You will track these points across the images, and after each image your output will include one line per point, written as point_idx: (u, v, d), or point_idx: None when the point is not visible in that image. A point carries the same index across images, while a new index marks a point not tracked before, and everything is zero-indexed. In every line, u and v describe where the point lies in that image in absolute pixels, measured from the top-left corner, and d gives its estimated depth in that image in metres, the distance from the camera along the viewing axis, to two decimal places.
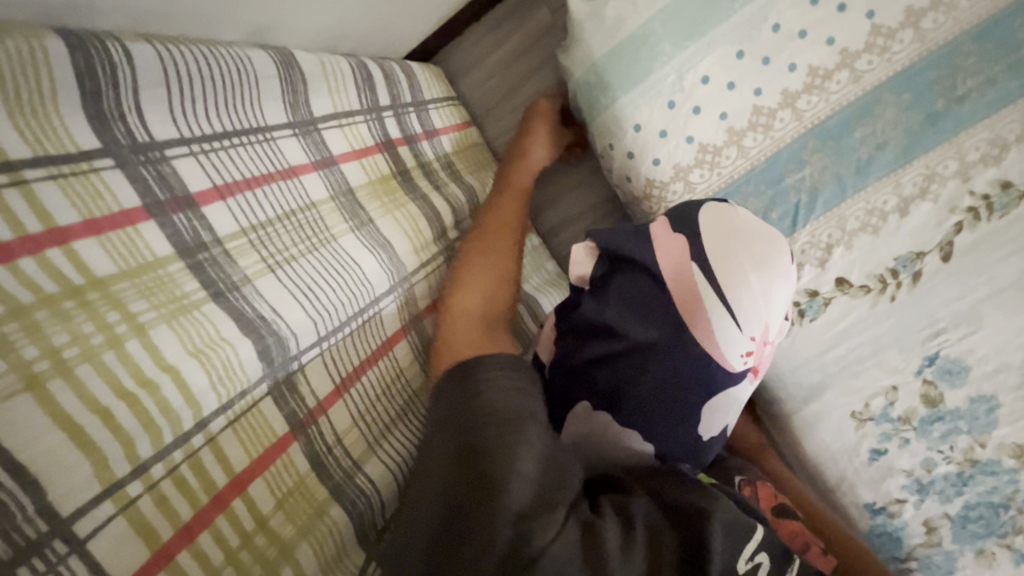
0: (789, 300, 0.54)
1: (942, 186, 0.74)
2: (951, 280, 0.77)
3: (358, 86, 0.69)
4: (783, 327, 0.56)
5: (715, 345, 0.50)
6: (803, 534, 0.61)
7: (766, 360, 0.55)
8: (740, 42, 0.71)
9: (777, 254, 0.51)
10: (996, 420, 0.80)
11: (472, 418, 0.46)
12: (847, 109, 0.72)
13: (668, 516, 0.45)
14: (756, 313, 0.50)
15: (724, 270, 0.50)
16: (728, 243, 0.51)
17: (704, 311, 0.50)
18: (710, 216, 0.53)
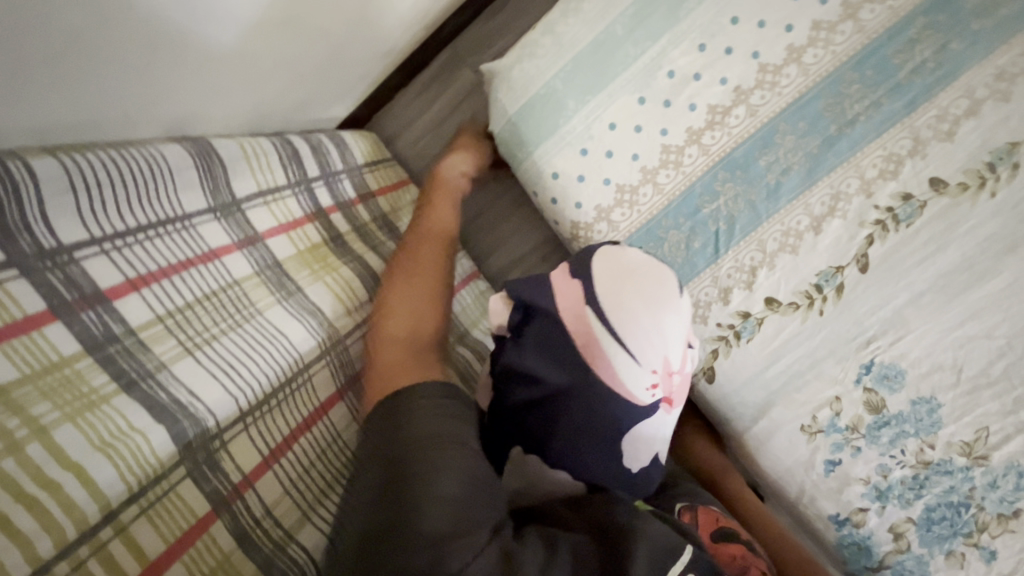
0: (687, 330, 0.57)
1: (848, 204, 0.78)
2: (872, 290, 0.80)
3: (284, 162, 0.73)
4: (692, 357, 0.58)
5: (620, 383, 0.52)
6: (743, 558, 0.59)
7: (679, 391, 0.56)
8: (640, 89, 0.75)
9: (665, 289, 0.54)
10: (940, 420, 0.82)
11: (398, 444, 0.45)
12: (749, 140, 0.77)
13: (596, 539, 0.46)
14: (653, 349, 0.53)
15: (616, 310, 0.52)
16: (618, 284, 0.54)
17: (603, 350, 0.52)
18: (602, 259, 0.56)
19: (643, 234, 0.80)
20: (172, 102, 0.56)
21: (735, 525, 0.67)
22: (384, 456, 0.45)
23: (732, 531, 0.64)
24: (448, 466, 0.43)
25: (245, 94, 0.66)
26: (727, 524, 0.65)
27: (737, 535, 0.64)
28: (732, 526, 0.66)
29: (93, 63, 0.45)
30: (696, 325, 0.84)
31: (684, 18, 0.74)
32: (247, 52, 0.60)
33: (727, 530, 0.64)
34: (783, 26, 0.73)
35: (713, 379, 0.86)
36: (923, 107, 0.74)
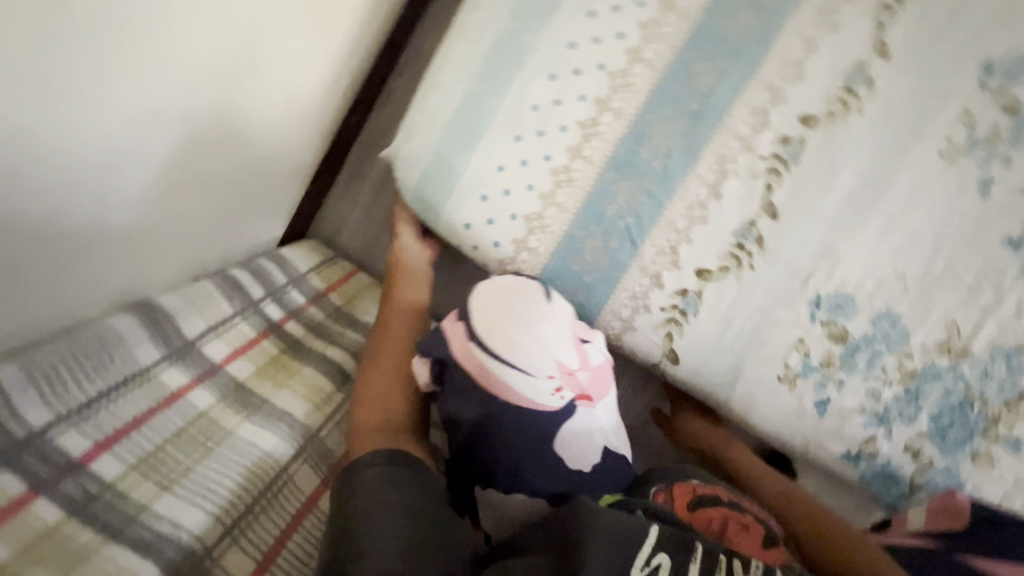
0: (571, 331, 0.67)
1: (736, 162, 0.82)
2: (790, 232, 0.84)
3: (228, 294, 0.81)
4: (591, 350, 0.68)
5: (526, 398, 0.62)
6: (723, 517, 0.65)
7: (588, 384, 0.66)
8: (513, 129, 0.82)
9: (531, 305, 0.65)
10: (906, 329, 0.86)
11: (343, 522, 0.53)
12: (625, 140, 0.82)
13: (552, 554, 0.52)
14: (540, 359, 0.63)
15: (497, 339, 0.63)
16: (492, 317, 0.64)
17: (499, 376, 0.62)
18: (477, 298, 0.66)
19: (563, 251, 0.85)
20: (107, 278, 0.66)
21: (715, 489, 0.72)
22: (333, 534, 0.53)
23: (709, 496, 0.69)
24: (387, 528, 0.51)
25: (172, 246, 0.74)
26: (703, 492, 0.70)
27: (714, 500, 0.69)
28: (708, 491, 0.71)
29: (22, 278, 0.55)
30: (641, 314, 0.87)
31: (530, 55, 0.81)
32: (156, 215, 0.69)
33: (704, 495, 0.69)
34: (615, 34, 0.80)
35: (677, 361, 0.89)
36: (766, 60, 0.80)
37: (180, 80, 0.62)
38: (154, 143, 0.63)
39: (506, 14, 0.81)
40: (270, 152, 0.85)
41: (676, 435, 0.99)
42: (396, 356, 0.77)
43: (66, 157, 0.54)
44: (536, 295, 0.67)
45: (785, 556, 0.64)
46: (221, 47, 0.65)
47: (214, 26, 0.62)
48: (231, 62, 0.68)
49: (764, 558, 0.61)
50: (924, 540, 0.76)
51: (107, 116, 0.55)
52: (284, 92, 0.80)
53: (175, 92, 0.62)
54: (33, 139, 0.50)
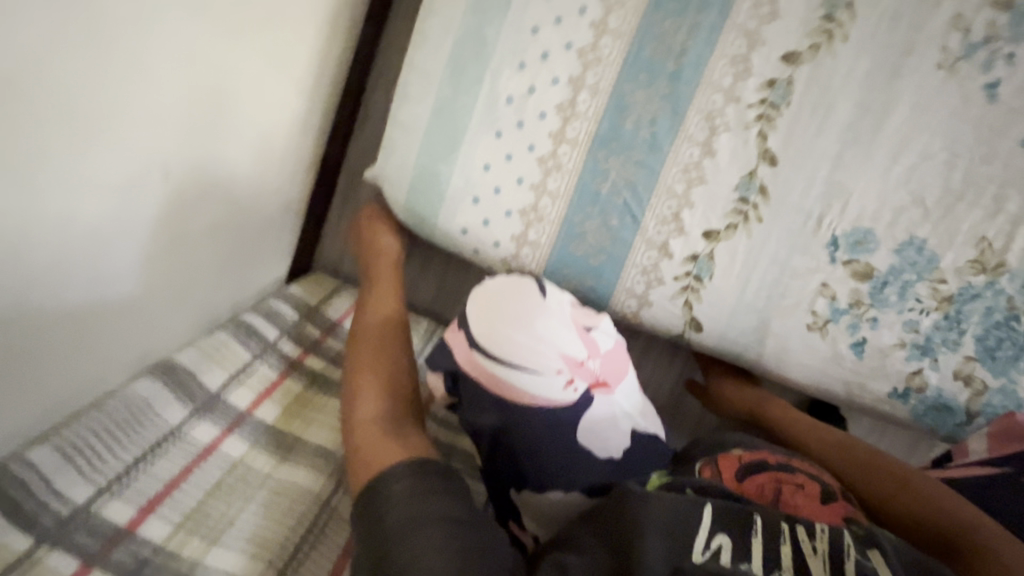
0: (570, 323, 0.68)
1: (724, 116, 0.80)
2: (794, 176, 0.81)
3: (242, 341, 0.81)
4: (598, 337, 0.69)
5: (540, 396, 0.62)
6: (773, 482, 0.64)
7: (600, 371, 0.67)
8: (492, 126, 0.81)
9: (528, 304, 0.66)
10: (934, 254, 0.82)
11: (380, 541, 0.52)
12: (606, 115, 0.80)
13: (608, 544, 0.51)
14: (546, 355, 0.63)
15: (498, 342, 0.63)
16: (492, 322, 0.65)
17: (508, 379, 0.62)
18: (474, 307, 0.67)
19: (564, 239, 0.84)
20: (121, 347, 0.68)
21: (761, 455, 0.70)
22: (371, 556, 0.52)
23: (756, 463, 0.67)
24: (426, 542, 0.50)
25: (179, 304, 0.76)
26: (750, 459, 0.69)
27: (763, 465, 0.67)
28: (754, 458, 0.69)
29: (36, 370, 0.57)
30: (656, 287, 0.85)
31: (495, 49, 0.79)
32: (154, 279, 0.70)
33: (750, 464, 0.67)
34: (576, 10, 0.78)
35: (700, 328, 0.86)
36: (735, 6, 0.77)
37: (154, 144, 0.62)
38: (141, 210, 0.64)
39: (463, 13, 0.79)
40: (257, 193, 0.85)
41: (713, 404, 0.97)
42: (382, 360, 0.76)
43: (48, 246, 0.54)
44: (533, 293, 0.68)
45: (846, 510, 0.62)
46: (187, 104, 0.65)
47: (176, 85, 0.62)
48: (200, 116, 0.68)
49: (824, 517, 0.60)
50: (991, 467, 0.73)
51: (79, 197, 0.56)
52: (258, 132, 0.81)
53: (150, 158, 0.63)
54: (13, 240, 0.50)
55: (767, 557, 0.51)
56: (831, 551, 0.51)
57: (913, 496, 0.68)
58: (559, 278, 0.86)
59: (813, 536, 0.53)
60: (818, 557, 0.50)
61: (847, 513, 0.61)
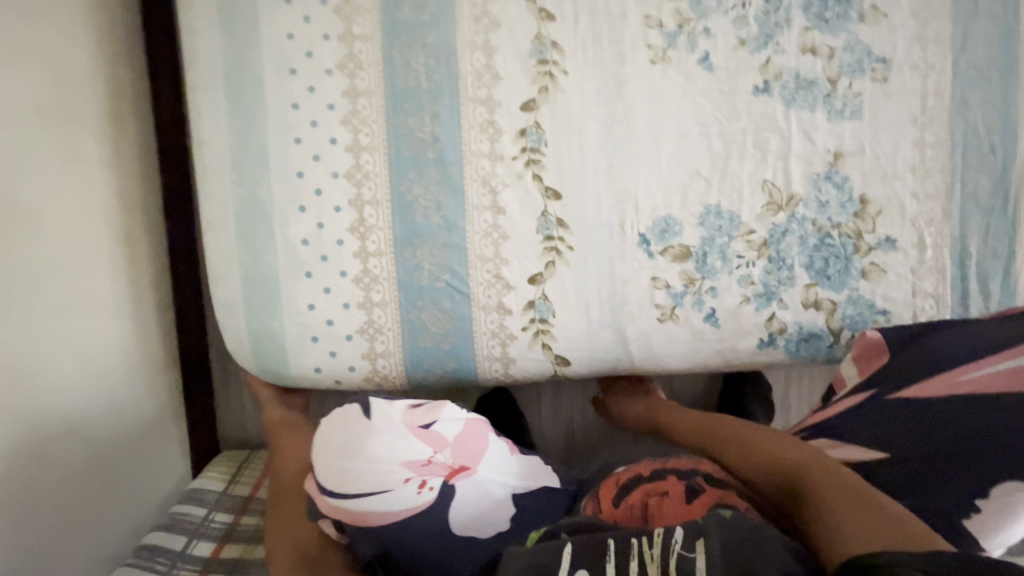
0: (410, 425, 0.67)
1: (498, 175, 0.86)
2: (581, 200, 0.86)
3: (146, 565, 0.81)
4: (442, 427, 0.69)
5: (398, 511, 0.65)
6: (642, 497, 0.69)
7: (453, 459, 0.68)
8: (300, 269, 0.85)
9: (358, 428, 0.65)
10: (733, 212, 0.88)
11: None
12: (396, 217, 0.85)
13: None
14: (389, 473, 0.64)
15: (342, 480, 0.64)
16: (332, 460, 0.65)
17: (362, 507, 0.64)
18: (315, 449, 0.67)
19: (409, 339, 0.87)
20: None
21: (635, 469, 0.76)
22: None
23: (626, 481, 0.73)
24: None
25: (59, 567, 0.75)
26: (626, 477, 0.75)
27: (634, 481, 0.73)
28: (626, 475, 0.75)
29: None
30: (511, 344, 0.88)
31: (272, 203, 0.84)
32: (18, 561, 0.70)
33: (623, 483, 0.73)
34: (327, 142, 0.83)
35: (568, 361, 0.90)
36: (461, 82, 0.83)
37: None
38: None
39: (231, 184, 0.84)
40: (110, 428, 0.85)
41: (616, 419, 1.00)
42: (293, 525, 0.80)
43: None
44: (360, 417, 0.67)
45: (712, 497, 0.66)
46: None
47: None
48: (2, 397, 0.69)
49: (688, 513, 0.64)
50: (860, 393, 0.74)
51: None
52: (85, 370, 0.81)
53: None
54: None
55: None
56: (662, 552, 0.52)
57: (765, 444, 0.71)
58: (424, 372, 0.89)
59: (652, 543, 0.53)
60: (656, 563, 0.52)
61: (712, 499, 0.65)
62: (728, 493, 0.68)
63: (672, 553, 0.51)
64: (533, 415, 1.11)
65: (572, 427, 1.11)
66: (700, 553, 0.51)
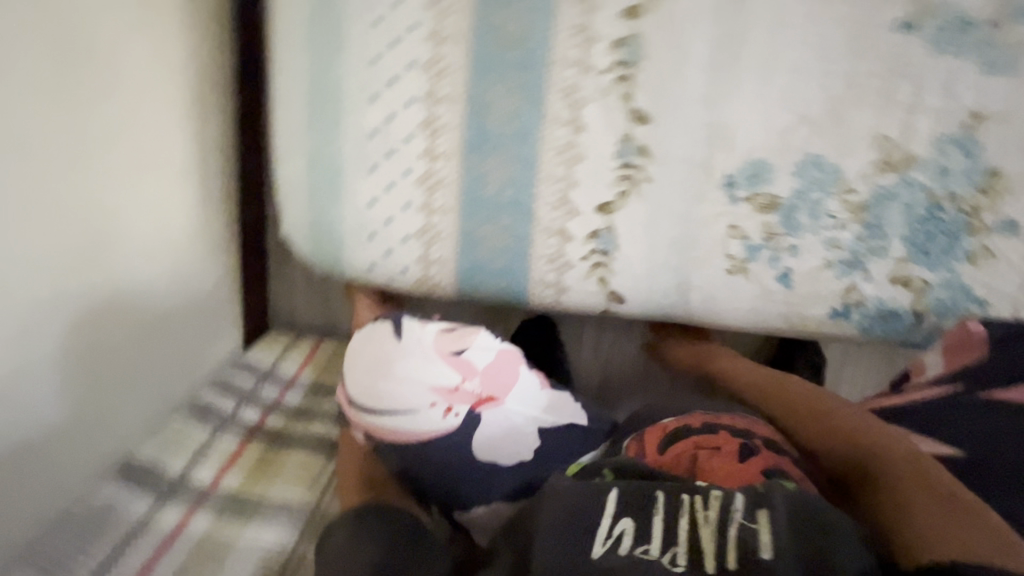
0: (440, 353, 0.71)
1: (584, 89, 0.79)
2: (670, 129, 0.79)
3: (199, 421, 0.88)
4: (473, 356, 0.73)
5: (423, 432, 0.71)
6: (692, 448, 0.68)
7: (481, 388, 0.73)
8: (365, 162, 0.83)
9: (390, 350, 0.71)
10: (836, 165, 0.79)
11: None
12: (469, 121, 0.81)
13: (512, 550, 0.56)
14: (418, 396, 0.70)
15: (373, 395, 0.71)
16: (368, 376, 0.71)
17: (392, 424, 0.71)
18: (351, 364, 0.74)
19: (465, 250, 0.85)
20: (74, 457, 0.76)
21: (684, 418, 0.75)
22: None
23: (676, 430, 0.72)
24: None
25: (122, 412, 0.82)
26: (676, 426, 0.73)
27: (686, 432, 0.72)
28: (676, 424, 0.74)
29: None
30: (566, 272, 0.85)
31: (344, 87, 0.80)
32: (88, 400, 0.76)
33: (672, 431, 0.73)
34: (408, 27, 0.78)
35: (622, 298, 0.87)
36: None
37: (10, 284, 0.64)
38: (46, 356, 0.70)
39: (305, 60, 0.80)
40: (164, 304, 0.88)
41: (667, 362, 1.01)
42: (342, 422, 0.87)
43: None
44: (395, 339, 0.71)
45: (765, 463, 0.65)
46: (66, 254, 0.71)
47: (52, 241, 0.68)
48: (69, 255, 0.71)
49: (739, 475, 0.63)
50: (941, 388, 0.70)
51: None
52: (139, 242, 0.82)
53: (17, 297, 0.65)
54: None
55: (665, 537, 0.52)
56: (720, 518, 0.52)
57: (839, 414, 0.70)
58: (475, 287, 0.88)
59: (707, 505, 0.54)
60: (709, 524, 0.52)
61: (765, 465, 0.64)
62: (783, 459, 0.66)
63: (734, 523, 0.51)
64: (572, 346, 1.10)
65: (609, 366, 1.10)
66: (763, 525, 0.50)
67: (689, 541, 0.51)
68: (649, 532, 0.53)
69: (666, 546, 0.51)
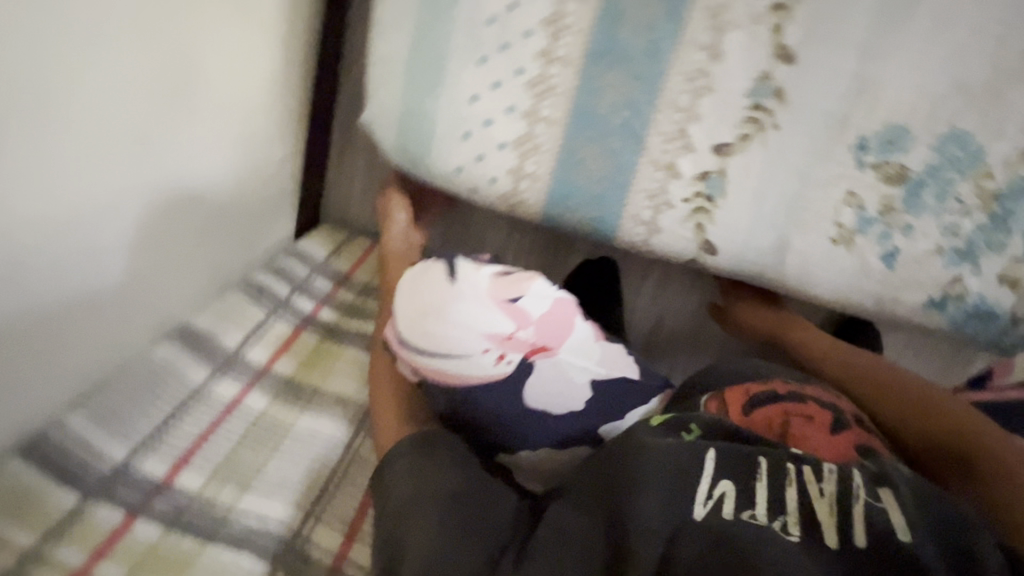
0: (494, 295, 0.61)
1: (733, 11, 0.71)
2: (814, 74, 0.72)
3: (256, 301, 0.84)
4: (530, 303, 0.62)
5: (473, 379, 0.60)
6: (782, 414, 0.66)
7: (536, 338, 0.62)
8: (475, 52, 0.75)
9: (441, 288, 0.60)
10: (980, 146, 0.73)
11: (393, 507, 0.58)
12: (598, 25, 0.73)
13: (609, 492, 0.53)
14: (469, 339, 0.59)
15: (417, 336, 0.60)
16: (411, 317, 0.61)
17: (439, 367, 0.60)
18: (394, 301, 0.64)
19: (562, 169, 0.80)
20: (139, 314, 0.70)
21: (768, 384, 0.73)
22: (385, 521, 0.57)
23: (761, 395, 0.70)
24: (423, 513, 0.55)
25: (182, 277, 0.76)
26: (758, 391, 0.71)
27: (772, 397, 0.69)
28: (759, 389, 0.71)
29: (59, 348, 0.60)
30: (664, 212, 0.80)
31: None
32: (157, 255, 0.70)
33: (757, 395, 0.70)
34: None
35: (714, 250, 0.82)
36: None
37: (87, 113, 0.55)
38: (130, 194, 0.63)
39: None
40: (230, 176, 0.80)
41: (733, 325, 0.98)
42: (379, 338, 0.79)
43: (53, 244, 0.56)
44: (444, 278, 0.61)
45: (858, 439, 0.64)
46: (159, 87, 0.63)
47: (144, 65, 0.60)
48: (162, 88, 0.64)
49: (832, 448, 0.62)
50: None
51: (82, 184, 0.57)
52: (216, 98, 0.74)
53: (97, 130, 0.57)
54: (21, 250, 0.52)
55: (772, 501, 0.51)
56: (838, 494, 0.51)
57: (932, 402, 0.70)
58: (564, 212, 0.82)
59: (821, 478, 0.53)
60: (825, 498, 0.51)
61: (858, 441, 0.64)
62: (869, 437, 0.66)
63: (859, 499, 0.50)
64: (629, 296, 1.06)
65: (661, 321, 1.07)
66: (890, 504, 0.50)
67: (800, 510, 0.50)
68: (755, 492, 0.51)
69: (774, 513, 0.49)
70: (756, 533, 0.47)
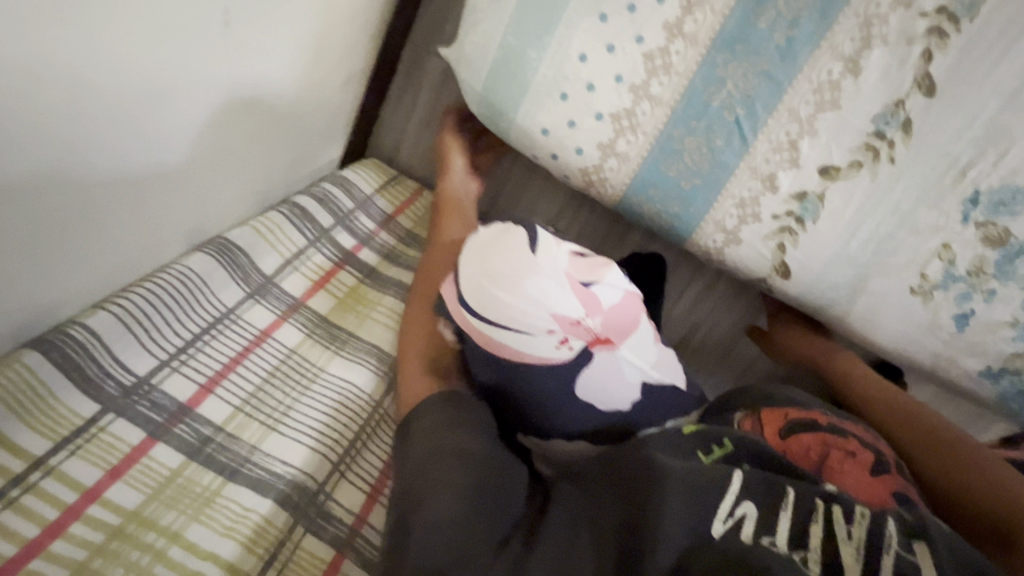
0: (569, 277, 0.56)
1: (885, 25, 0.65)
2: (949, 113, 0.67)
3: (296, 225, 0.76)
4: (603, 292, 0.56)
5: (530, 357, 0.54)
6: (821, 444, 0.61)
7: (602, 329, 0.55)
8: (596, 7, 0.69)
9: (518, 257, 0.55)
10: None
11: (410, 458, 0.53)
12: (738, 9, 0.67)
13: (628, 492, 0.48)
14: (536, 317, 0.53)
15: (482, 300, 0.54)
16: (480, 280, 0.55)
17: (497, 337, 0.54)
18: (462, 260, 0.59)
19: (656, 155, 0.75)
20: (183, 213, 0.62)
21: (809, 412, 0.67)
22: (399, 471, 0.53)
23: (802, 421, 0.65)
24: (441, 469, 0.50)
25: (230, 179, 0.68)
26: (799, 416, 0.65)
27: (810, 424, 0.64)
28: (802, 415, 0.66)
29: (96, 232, 0.52)
30: (749, 224, 0.76)
31: None
32: (211, 150, 0.62)
33: (799, 421, 0.65)
34: None
35: (787, 273, 0.78)
36: None
37: None
38: (201, 72, 0.55)
39: None
40: (295, 84, 0.72)
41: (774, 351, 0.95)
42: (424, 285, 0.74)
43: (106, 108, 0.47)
44: (524, 245, 0.56)
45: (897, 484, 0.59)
46: None
47: None
48: None
49: (870, 487, 0.57)
50: None
51: (157, 47, 0.48)
52: None
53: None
54: (73, 100, 0.44)
55: (794, 533, 0.46)
56: (867, 538, 0.45)
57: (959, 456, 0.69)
58: (645, 202, 0.78)
59: (850, 519, 0.47)
60: (852, 541, 0.46)
61: (896, 485, 0.58)
62: (912, 488, 0.60)
63: (889, 550, 0.45)
64: (671, 297, 1.03)
65: (696, 328, 1.04)
66: (923, 558, 0.45)
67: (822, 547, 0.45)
68: (776, 522, 0.47)
69: (794, 543, 0.45)
70: (770, 558, 0.42)
